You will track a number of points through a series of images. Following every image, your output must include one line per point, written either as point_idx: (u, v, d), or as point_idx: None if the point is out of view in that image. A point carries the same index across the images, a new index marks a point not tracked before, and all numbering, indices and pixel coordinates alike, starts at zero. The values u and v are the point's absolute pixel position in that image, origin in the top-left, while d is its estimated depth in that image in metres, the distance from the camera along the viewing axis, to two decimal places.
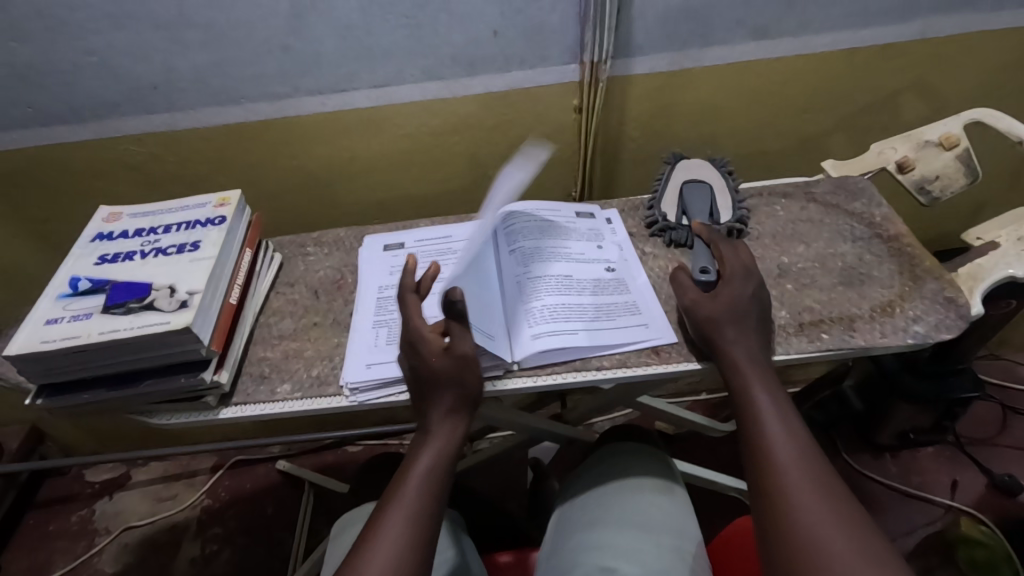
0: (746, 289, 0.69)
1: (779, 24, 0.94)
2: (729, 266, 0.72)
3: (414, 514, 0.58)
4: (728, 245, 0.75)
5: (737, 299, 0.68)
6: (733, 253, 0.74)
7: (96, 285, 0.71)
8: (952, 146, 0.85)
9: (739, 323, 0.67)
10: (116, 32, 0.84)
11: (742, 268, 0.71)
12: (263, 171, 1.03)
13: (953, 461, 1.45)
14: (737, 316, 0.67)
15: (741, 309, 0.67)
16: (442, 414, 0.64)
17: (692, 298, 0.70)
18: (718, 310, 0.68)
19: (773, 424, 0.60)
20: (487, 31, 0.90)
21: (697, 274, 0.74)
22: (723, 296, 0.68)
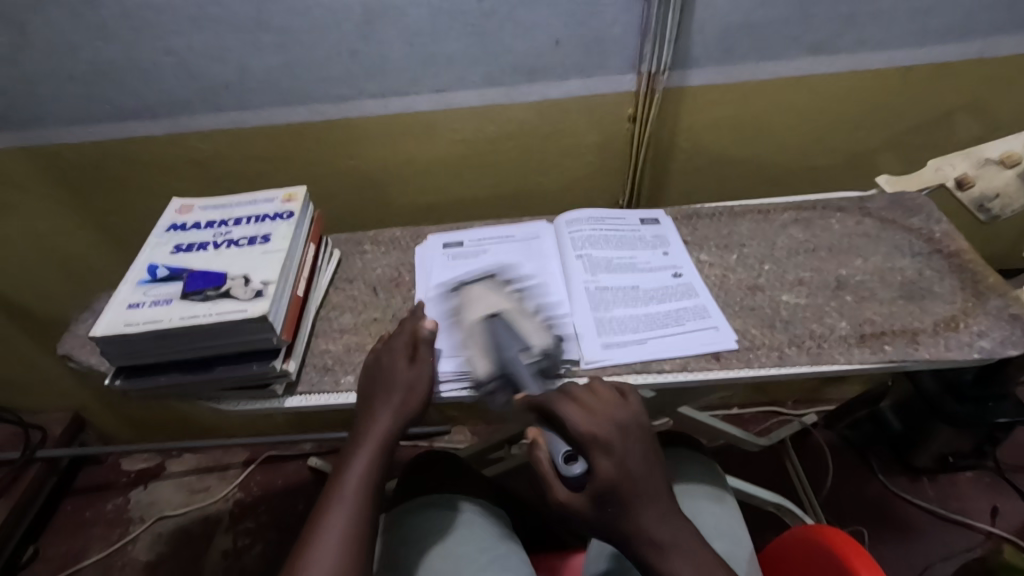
0: (618, 461, 0.59)
1: (838, 40, 0.95)
2: (589, 442, 0.59)
3: (353, 504, 0.62)
4: (564, 412, 0.61)
5: (625, 473, 0.58)
6: (574, 416, 0.61)
7: (174, 273, 0.74)
8: (1013, 164, 0.84)
9: (628, 500, 0.58)
10: (197, 33, 0.88)
11: (606, 436, 0.60)
12: (320, 171, 1.06)
13: (994, 488, 1.42)
14: (610, 499, 0.58)
15: (619, 486, 0.58)
16: (384, 399, 0.68)
17: (563, 499, 0.59)
18: (597, 501, 0.58)
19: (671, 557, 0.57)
20: (549, 40, 0.93)
21: (563, 467, 0.59)
22: (595, 479, 0.58)
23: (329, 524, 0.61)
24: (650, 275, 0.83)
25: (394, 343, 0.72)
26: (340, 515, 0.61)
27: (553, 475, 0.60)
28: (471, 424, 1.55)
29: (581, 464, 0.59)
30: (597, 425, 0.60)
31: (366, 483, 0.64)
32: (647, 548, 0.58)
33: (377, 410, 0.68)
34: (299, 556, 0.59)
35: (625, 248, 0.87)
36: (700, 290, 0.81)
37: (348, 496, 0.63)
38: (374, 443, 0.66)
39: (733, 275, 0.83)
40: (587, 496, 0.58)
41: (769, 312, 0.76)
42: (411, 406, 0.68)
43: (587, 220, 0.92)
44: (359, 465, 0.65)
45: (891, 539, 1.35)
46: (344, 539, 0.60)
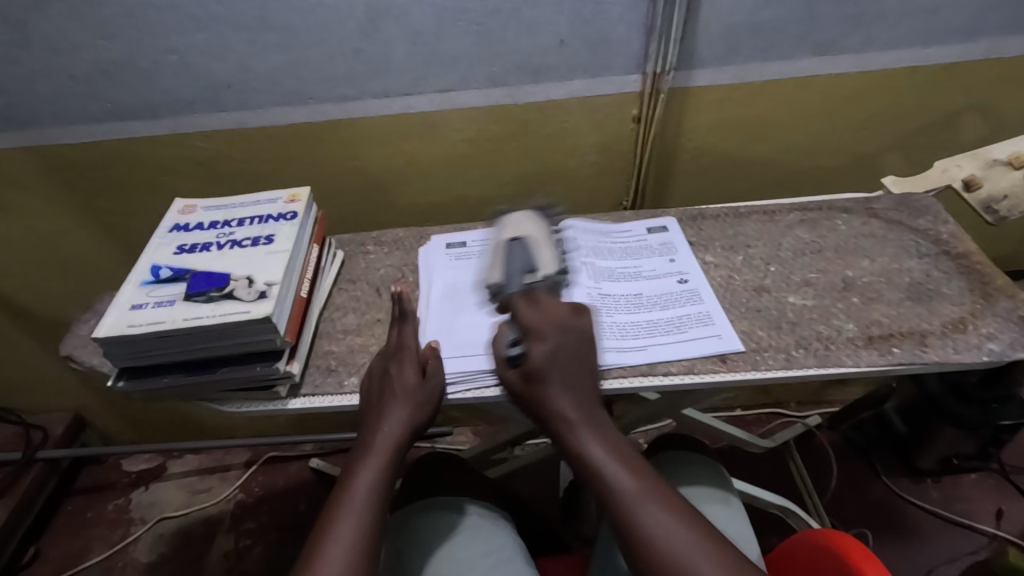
0: (552, 344, 0.66)
1: (843, 40, 0.95)
2: (530, 329, 0.67)
3: (362, 513, 0.60)
4: (524, 301, 0.71)
5: (559, 356, 0.66)
6: (527, 311, 0.69)
7: (177, 273, 0.73)
8: (1021, 165, 0.83)
9: (552, 378, 0.65)
10: (199, 32, 0.88)
11: (550, 324, 0.68)
12: (323, 171, 1.06)
13: (998, 490, 1.42)
14: (539, 376, 0.65)
15: (549, 365, 0.65)
16: (391, 412, 0.68)
17: (510, 379, 0.67)
18: (527, 378, 0.66)
19: (584, 437, 0.63)
20: (554, 40, 0.92)
21: (508, 348, 0.70)
22: (530, 357, 0.66)
23: (339, 525, 0.59)
24: (655, 282, 0.82)
25: (404, 361, 0.71)
26: (349, 512, 0.60)
27: (500, 356, 0.69)
28: (472, 425, 1.55)
29: (522, 345, 0.69)
30: (539, 318, 0.68)
31: (373, 486, 0.63)
32: (564, 427, 0.64)
33: (379, 422, 0.68)
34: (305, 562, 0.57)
35: (631, 256, 0.87)
36: (705, 295, 0.80)
37: (354, 495, 0.62)
38: (377, 449, 0.66)
39: (739, 276, 0.82)
40: (520, 375, 0.67)
41: (775, 314, 0.76)
42: (416, 408, 0.68)
43: (593, 228, 0.91)
44: (366, 475, 0.64)
45: (895, 542, 1.34)
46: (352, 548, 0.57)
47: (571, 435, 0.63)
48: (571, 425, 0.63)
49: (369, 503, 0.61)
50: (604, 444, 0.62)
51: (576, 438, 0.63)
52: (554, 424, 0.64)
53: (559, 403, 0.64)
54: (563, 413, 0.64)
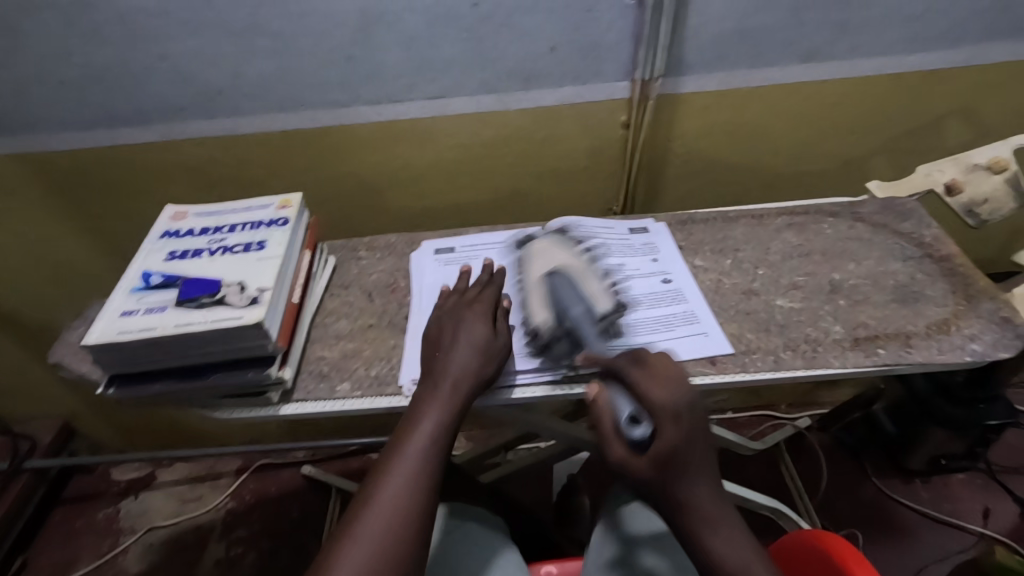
0: (684, 431, 0.56)
1: (828, 48, 0.97)
2: (659, 409, 0.58)
3: (421, 462, 0.61)
4: (636, 375, 0.62)
5: (691, 445, 0.56)
6: (655, 386, 0.60)
7: (168, 280, 0.73)
8: (1001, 170, 0.86)
9: (682, 471, 0.56)
10: (191, 39, 0.88)
11: (672, 404, 0.58)
12: (315, 177, 1.06)
13: (985, 489, 1.44)
14: (675, 467, 0.56)
15: (686, 454, 0.56)
16: (456, 359, 0.69)
17: (619, 456, 0.59)
18: (659, 468, 0.56)
19: (710, 530, 0.55)
20: (544, 47, 0.93)
21: (628, 427, 0.59)
22: (658, 447, 0.56)
23: (383, 497, 0.58)
24: (640, 280, 0.83)
25: (467, 315, 0.73)
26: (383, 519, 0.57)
27: (618, 435, 0.59)
28: (466, 430, 1.53)
29: (647, 428, 0.58)
30: (666, 395, 0.59)
31: (410, 485, 0.59)
32: (696, 521, 0.55)
33: (444, 371, 0.68)
34: (360, 507, 0.58)
35: (614, 255, 0.88)
36: (690, 294, 0.81)
37: (389, 499, 0.58)
38: (414, 445, 0.62)
39: (728, 280, 0.83)
40: (649, 461, 0.56)
41: (764, 316, 0.77)
42: (459, 394, 0.66)
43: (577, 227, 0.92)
44: (428, 425, 0.64)
45: (885, 542, 1.36)
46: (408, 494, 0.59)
47: (699, 529, 0.55)
48: (700, 522, 0.55)
49: (409, 509, 0.58)
50: (727, 534, 0.55)
51: (701, 535, 0.55)
52: (673, 511, 0.56)
53: (700, 495, 0.56)
54: (701, 508, 0.55)
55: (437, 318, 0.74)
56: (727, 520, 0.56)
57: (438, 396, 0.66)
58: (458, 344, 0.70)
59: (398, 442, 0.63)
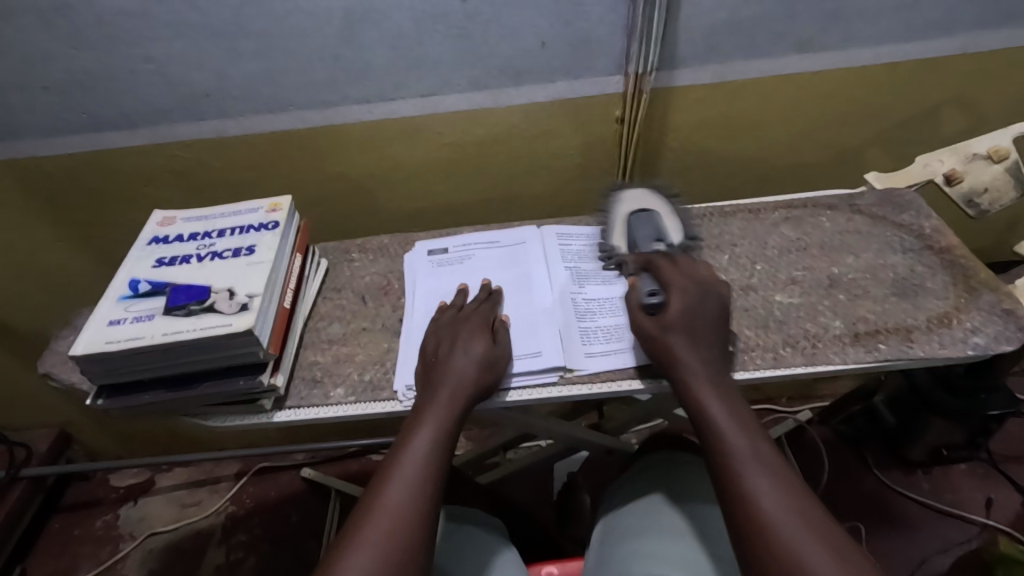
0: (690, 299, 0.68)
1: (823, 37, 0.95)
2: (670, 282, 0.69)
3: (414, 479, 0.59)
4: (666, 262, 0.73)
5: (697, 310, 0.67)
6: (668, 269, 0.72)
7: (155, 287, 0.72)
8: (1000, 158, 0.85)
9: (686, 330, 0.66)
10: (176, 41, 0.86)
11: (684, 283, 0.70)
12: (306, 179, 1.04)
13: (987, 479, 1.43)
14: (680, 327, 0.66)
15: (688, 317, 0.66)
16: (446, 372, 0.67)
17: (637, 322, 0.70)
18: (663, 324, 0.67)
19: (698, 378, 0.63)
20: (535, 42, 0.92)
21: (645, 297, 0.71)
22: (667, 308, 0.68)
23: (379, 512, 0.57)
24: None
25: (457, 330, 0.72)
26: (386, 528, 0.56)
27: (640, 307, 0.71)
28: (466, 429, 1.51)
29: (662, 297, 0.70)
30: (670, 274, 0.71)
31: (413, 492, 0.58)
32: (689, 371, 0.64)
33: (436, 387, 0.67)
34: (354, 527, 0.56)
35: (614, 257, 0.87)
36: None
37: (391, 506, 0.57)
38: (414, 452, 0.61)
39: (725, 276, 0.82)
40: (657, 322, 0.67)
41: (762, 313, 0.76)
42: (460, 400, 0.65)
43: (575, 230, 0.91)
44: (421, 440, 0.62)
45: (887, 535, 1.35)
46: (400, 512, 0.57)
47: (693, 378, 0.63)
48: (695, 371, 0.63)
49: (411, 514, 0.57)
50: (721, 389, 0.62)
51: (700, 394, 0.62)
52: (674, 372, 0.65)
53: (694, 352, 0.64)
54: (693, 360, 0.64)
55: (433, 332, 0.73)
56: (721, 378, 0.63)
57: (437, 404, 0.65)
58: (454, 355, 0.69)
59: (398, 449, 0.62)
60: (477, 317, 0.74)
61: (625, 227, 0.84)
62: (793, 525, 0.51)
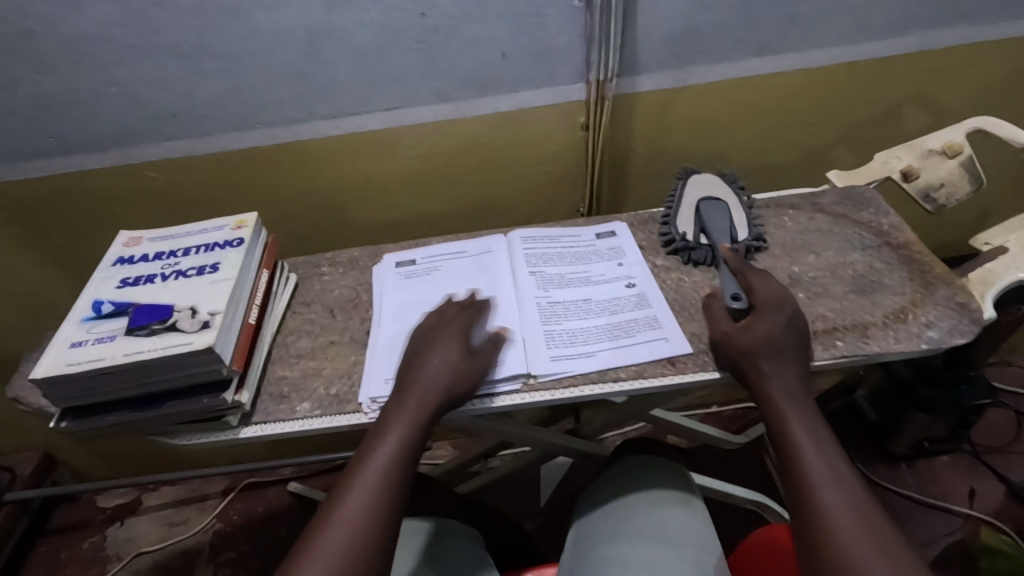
0: (781, 319, 0.67)
1: (780, 41, 0.97)
2: (763, 303, 0.69)
3: (376, 488, 0.60)
4: (758, 274, 0.74)
5: (784, 330, 0.66)
6: (767, 286, 0.71)
7: (118, 308, 0.72)
8: (955, 153, 0.86)
9: (773, 352, 0.64)
10: (139, 63, 0.87)
11: (773, 300, 0.69)
12: (276, 195, 1.05)
13: (971, 470, 1.44)
14: (771, 346, 0.65)
15: (777, 338, 0.65)
16: (422, 382, 0.68)
17: (724, 329, 0.69)
18: (754, 341, 0.65)
19: (853, 534, 0.50)
20: (496, 54, 0.93)
21: (730, 301, 0.72)
22: (759, 328, 0.66)
23: (337, 523, 0.57)
24: (604, 287, 0.83)
25: (437, 339, 0.72)
26: (341, 538, 0.56)
27: (725, 318, 0.71)
28: (451, 438, 1.51)
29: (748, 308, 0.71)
30: (763, 288, 0.71)
31: (373, 501, 0.59)
32: (779, 398, 0.62)
33: (405, 394, 0.67)
34: (310, 537, 0.57)
35: (580, 262, 0.88)
36: (653, 299, 0.81)
37: (351, 513, 0.58)
38: (377, 461, 0.62)
39: (688, 279, 0.83)
40: (745, 335, 0.66)
41: None
42: (427, 411, 0.66)
43: (542, 237, 0.92)
44: (385, 448, 0.63)
45: None
46: (360, 522, 0.57)
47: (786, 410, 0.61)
48: (840, 516, 0.51)
49: (369, 520, 0.57)
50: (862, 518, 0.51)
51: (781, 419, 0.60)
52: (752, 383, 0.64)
53: (801, 436, 0.58)
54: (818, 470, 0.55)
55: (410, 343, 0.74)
56: (884, 536, 0.50)
57: (406, 412, 0.66)
58: (424, 366, 0.69)
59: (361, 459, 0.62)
60: (461, 324, 0.74)
61: (694, 214, 0.88)
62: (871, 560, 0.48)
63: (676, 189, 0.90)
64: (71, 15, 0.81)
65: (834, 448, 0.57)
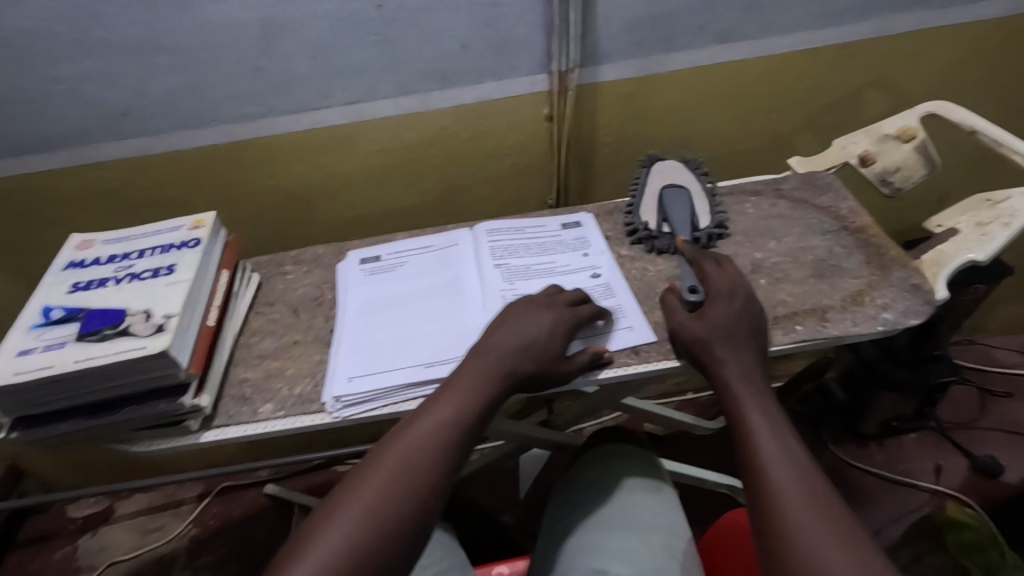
0: (735, 307, 0.68)
1: (741, 28, 0.97)
2: (715, 291, 0.70)
3: (443, 425, 0.59)
4: (712, 262, 0.75)
5: (738, 316, 0.67)
6: (721, 275, 0.72)
7: (69, 313, 0.70)
8: (910, 138, 0.87)
9: (729, 338, 0.65)
10: (85, 60, 0.84)
11: (726, 287, 0.70)
12: (238, 193, 1.03)
13: (937, 446, 1.48)
14: (726, 333, 0.66)
15: (731, 325, 0.66)
16: (512, 344, 0.66)
17: (680, 318, 0.70)
18: (710, 329, 0.66)
19: (801, 512, 0.51)
20: (457, 45, 0.92)
21: (686, 294, 0.73)
22: (712, 315, 0.67)
23: (397, 450, 0.56)
24: (569, 278, 0.83)
25: (544, 317, 0.69)
26: (398, 463, 0.55)
27: (679, 307, 0.71)
28: None
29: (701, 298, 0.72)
30: (717, 276, 0.72)
31: (437, 435, 0.58)
32: (734, 381, 0.63)
33: (486, 346, 0.67)
34: (374, 459, 0.56)
35: (545, 254, 0.87)
36: (618, 289, 0.81)
37: (413, 442, 0.57)
38: (445, 402, 0.61)
39: (653, 268, 0.83)
40: (699, 323, 0.68)
41: None
42: (502, 372, 0.64)
43: (507, 229, 0.92)
44: (455, 390, 0.62)
45: None
46: (423, 452, 0.56)
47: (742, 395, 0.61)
48: (787, 491, 0.53)
49: (429, 453, 0.56)
50: (814, 498, 0.52)
51: (739, 403, 0.61)
52: (708, 368, 0.65)
53: (757, 418, 0.59)
54: (770, 451, 0.56)
55: (493, 322, 0.70)
56: (829, 505, 0.51)
57: (484, 362, 0.65)
58: (516, 342, 0.66)
59: (435, 402, 0.61)
60: (561, 311, 0.71)
61: (657, 202, 0.88)
62: (818, 538, 0.49)
63: (640, 176, 0.91)
64: (10, 11, 0.78)
65: (787, 428, 0.58)
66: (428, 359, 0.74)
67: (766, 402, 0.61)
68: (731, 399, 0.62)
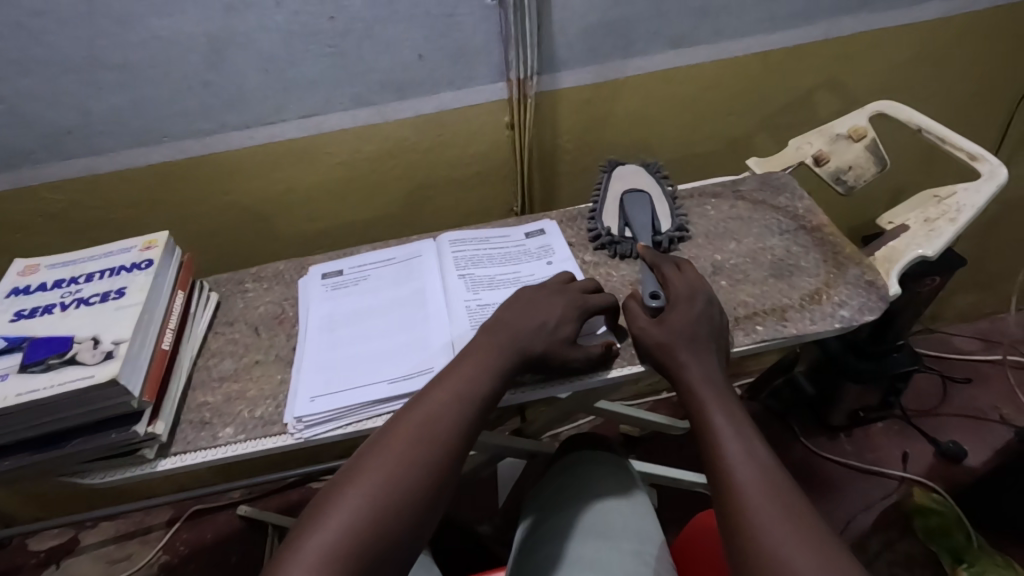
0: (696, 309, 0.69)
1: (695, 32, 0.99)
2: (676, 295, 0.71)
3: (459, 399, 0.59)
4: (672, 267, 0.76)
5: (698, 319, 0.68)
6: (682, 279, 0.73)
7: (12, 343, 0.67)
8: (860, 138, 0.90)
9: (690, 341, 0.66)
10: (24, 78, 0.81)
11: (686, 290, 0.71)
12: (193, 211, 1.00)
13: (903, 434, 1.52)
14: (687, 337, 0.66)
15: (692, 328, 0.67)
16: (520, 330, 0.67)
17: (643, 322, 0.70)
18: (672, 333, 0.67)
19: (766, 511, 0.51)
20: (413, 56, 0.91)
21: (647, 298, 0.74)
22: (673, 319, 0.68)
23: (416, 421, 0.56)
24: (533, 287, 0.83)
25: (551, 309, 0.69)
26: (417, 433, 0.55)
27: (642, 312, 0.72)
28: None
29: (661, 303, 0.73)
30: (677, 280, 0.73)
31: (452, 408, 0.58)
32: (697, 383, 0.63)
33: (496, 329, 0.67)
34: (393, 427, 0.56)
35: (510, 263, 0.87)
36: None
37: (430, 413, 0.57)
38: (460, 377, 0.61)
39: (617, 274, 0.84)
40: (662, 327, 0.68)
41: None
42: (512, 350, 0.65)
43: (471, 240, 0.91)
44: (468, 367, 0.62)
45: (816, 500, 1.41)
46: (442, 422, 0.56)
47: (705, 398, 0.62)
48: (750, 491, 0.53)
49: (447, 425, 0.56)
50: (779, 497, 0.52)
51: (702, 403, 0.61)
52: (671, 372, 0.66)
53: (721, 418, 0.59)
54: (736, 450, 0.57)
55: (503, 308, 0.70)
56: (792, 503, 0.52)
57: (496, 342, 0.65)
58: (522, 332, 0.66)
59: (447, 377, 0.61)
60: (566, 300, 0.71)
61: (619, 208, 0.89)
62: (783, 538, 0.49)
63: (601, 182, 0.91)
64: None
65: (751, 429, 0.59)
66: (392, 375, 0.73)
67: (729, 403, 0.61)
68: (694, 402, 0.62)
